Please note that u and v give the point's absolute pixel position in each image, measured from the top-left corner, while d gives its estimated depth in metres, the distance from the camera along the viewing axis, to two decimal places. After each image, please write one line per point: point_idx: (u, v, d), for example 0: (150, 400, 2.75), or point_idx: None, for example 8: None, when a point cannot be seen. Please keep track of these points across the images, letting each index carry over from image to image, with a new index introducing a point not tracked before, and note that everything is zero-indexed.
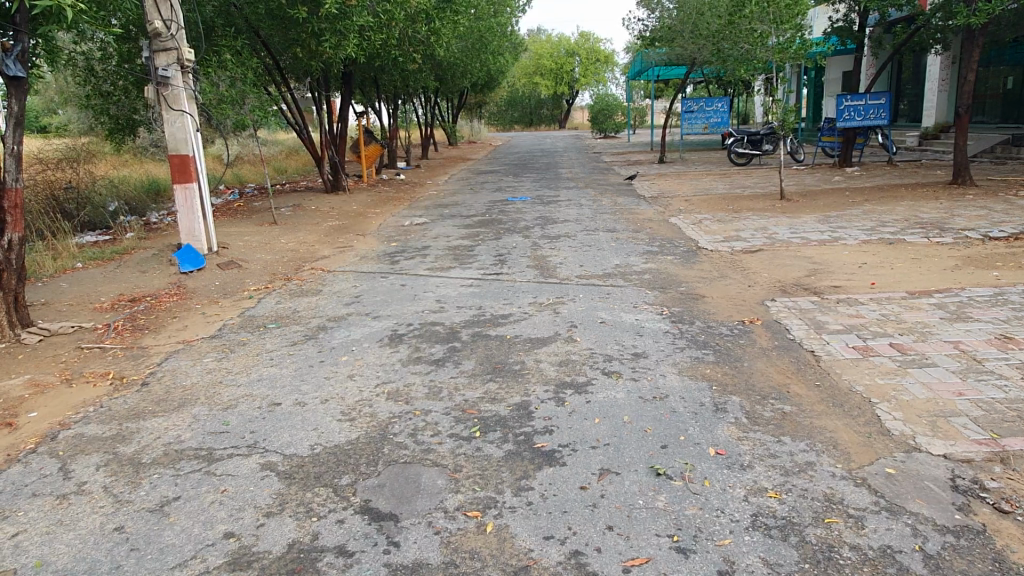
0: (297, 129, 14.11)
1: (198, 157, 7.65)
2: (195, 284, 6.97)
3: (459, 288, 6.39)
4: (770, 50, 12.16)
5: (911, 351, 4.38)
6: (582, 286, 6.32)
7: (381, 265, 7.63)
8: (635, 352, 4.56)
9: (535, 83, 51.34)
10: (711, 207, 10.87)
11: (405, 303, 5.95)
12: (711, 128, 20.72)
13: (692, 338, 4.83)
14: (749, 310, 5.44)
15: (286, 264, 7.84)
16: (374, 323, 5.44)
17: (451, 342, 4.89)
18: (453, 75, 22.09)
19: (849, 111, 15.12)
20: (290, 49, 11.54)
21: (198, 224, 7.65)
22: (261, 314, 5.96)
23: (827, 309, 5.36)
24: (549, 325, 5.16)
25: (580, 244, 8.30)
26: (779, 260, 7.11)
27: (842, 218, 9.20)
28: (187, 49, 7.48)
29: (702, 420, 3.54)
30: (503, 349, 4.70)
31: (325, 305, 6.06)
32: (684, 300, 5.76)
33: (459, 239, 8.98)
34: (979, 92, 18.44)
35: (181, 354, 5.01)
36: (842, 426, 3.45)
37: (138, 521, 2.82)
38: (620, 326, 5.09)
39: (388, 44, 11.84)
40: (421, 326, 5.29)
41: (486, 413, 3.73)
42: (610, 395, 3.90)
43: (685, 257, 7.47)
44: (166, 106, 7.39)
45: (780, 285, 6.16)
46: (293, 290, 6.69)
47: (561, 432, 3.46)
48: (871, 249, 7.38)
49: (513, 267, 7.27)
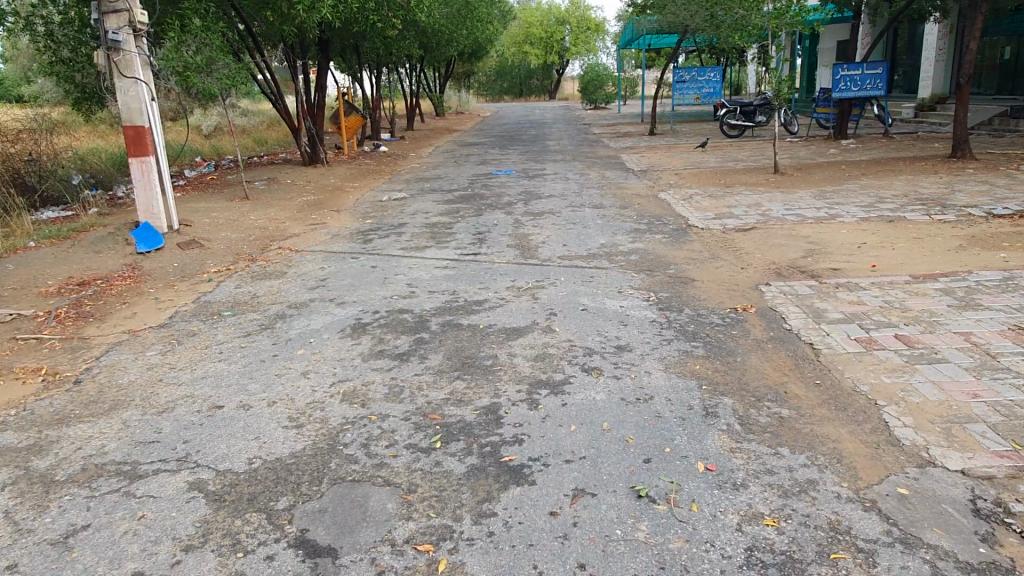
0: (273, 99, 13.52)
1: (154, 129, 7.13)
2: (151, 265, 6.52)
3: (432, 271, 5.96)
4: (767, 16, 11.65)
5: (919, 345, 4.01)
6: (564, 267, 5.92)
7: (353, 244, 7.19)
8: (619, 345, 4.17)
9: (524, 51, 50.39)
10: (702, 181, 10.44)
11: (374, 287, 5.52)
12: (703, 99, 20.13)
13: (680, 328, 4.45)
14: (743, 296, 5.05)
15: (253, 243, 7.39)
16: (337, 310, 5.02)
17: (419, 332, 4.48)
18: (437, 43, 21.43)
19: (844, 81, 14.70)
20: (260, 11, 10.98)
21: (157, 200, 7.17)
22: (217, 299, 5.52)
23: (825, 295, 4.98)
24: (527, 313, 4.75)
25: (565, 221, 7.87)
26: (773, 240, 6.71)
27: (839, 194, 8.81)
28: (138, 10, 6.90)
29: (691, 427, 3.17)
30: (474, 342, 4.29)
31: (288, 290, 5.62)
32: (674, 285, 5.36)
33: (437, 216, 8.53)
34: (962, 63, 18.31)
35: (124, 346, 4.58)
36: (846, 434, 3.08)
37: (35, 557, 2.43)
38: (602, 314, 4.69)
39: (365, 8, 11.23)
40: (387, 314, 4.87)
41: (450, 419, 3.33)
42: (589, 397, 3.51)
43: (674, 236, 7.06)
44: (118, 74, 6.85)
45: (776, 267, 5.77)
46: (256, 273, 6.24)
47: (533, 442, 3.08)
48: (870, 227, 7.00)
49: (492, 246, 6.85)
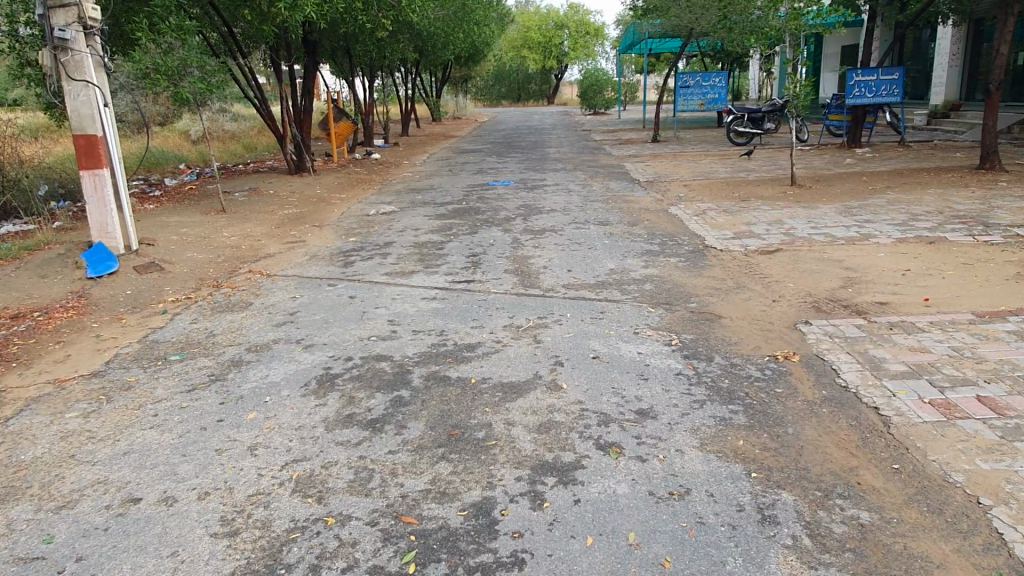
0: (257, 104, 12.69)
1: (109, 138, 6.36)
2: (101, 293, 5.75)
3: (418, 303, 5.20)
4: (783, 17, 10.86)
5: (1009, 412, 3.25)
6: (568, 300, 5.17)
7: (332, 268, 6.43)
8: (641, 410, 3.39)
9: (523, 56, 49.94)
10: (715, 194, 9.73)
11: (349, 326, 4.75)
12: (708, 105, 19.45)
13: (713, 384, 3.69)
14: (782, 341, 4.29)
15: (221, 266, 6.63)
16: (304, 356, 4.24)
17: (397, 389, 3.71)
18: (433, 46, 20.71)
19: (859, 87, 13.99)
20: (237, 10, 10.13)
21: (112, 218, 6.41)
22: (167, 338, 4.74)
23: (879, 339, 4.21)
24: (527, 364, 3.99)
25: (568, 240, 7.14)
26: (804, 265, 5.96)
27: (866, 209, 8.09)
28: (89, 5, 6.15)
29: (746, 542, 2.40)
30: (463, 404, 3.52)
31: (250, 327, 4.86)
32: (698, 324, 4.61)
33: (428, 233, 7.80)
34: (975, 70, 17.37)
35: (41, 403, 3.78)
36: (950, 555, 2.33)
37: None
38: (618, 365, 3.93)
39: (353, 7, 10.49)
40: (362, 362, 4.11)
41: (429, 525, 2.56)
42: (607, 490, 2.74)
43: (691, 259, 6.32)
44: (67, 76, 6.07)
45: (812, 301, 5.02)
46: (218, 304, 5.47)
47: (538, 567, 2.31)
48: (910, 250, 6.27)
49: (488, 271, 6.10)
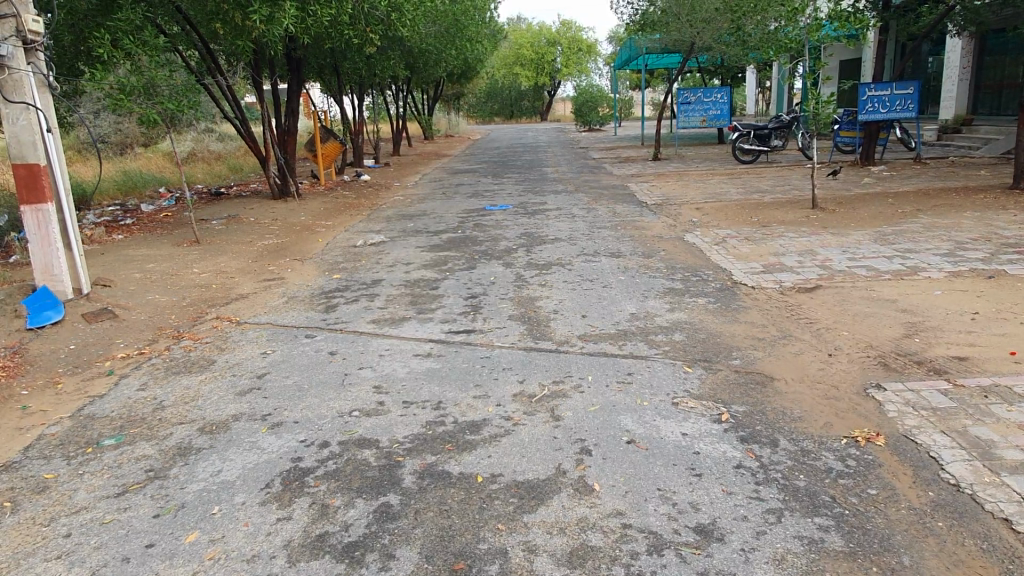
0: (238, 125, 11.89)
1: (53, 167, 5.57)
2: (42, 347, 4.92)
3: (410, 362, 4.39)
4: (803, 28, 10.21)
5: None
6: (586, 357, 4.37)
7: (313, 312, 5.65)
8: (703, 529, 2.59)
9: (514, 73, 49.41)
10: (731, 219, 9.01)
11: (329, 393, 3.95)
12: (709, 121, 18.80)
13: (788, 484, 2.88)
14: (856, 415, 3.49)
15: (185, 311, 5.82)
16: (268, 441, 3.41)
17: (384, 493, 2.90)
18: (425, 63, 20.01)
19: (872, 102, 13.33)
20: (208, 23, 9.34)
21: (58, 258, 5.61)
22: (105, 412, 3.91)
23: (976, 412, 3.43)
24: (546, 453, 3.18)
25: (579, 277, 6.37)
26: (853, 307, 5.21)
27: (904, 236, 7.36)
28: (30, 18, 5.40)
29: None
30: (467, 518, 2.71)
31: (209, 395, 4.04)
32: (748, 390, 3.82)
33: (421, 268, 7.01)
34: (980, 81, 16.86)
35: None
36: None
37: None
38: (661, 454, 3.14)
39: (335, 19, 9.76)
40: (340, 450, 3.28)
41: None
42: None
43: (722, 300, 5.55)
44: (4, 98, 5.32)
45: (877, 355, 4.25)
46: (174, 362, 4.65)
47: None
48: (969, 287, 5.51)
49: (490, 316, 5.33)
